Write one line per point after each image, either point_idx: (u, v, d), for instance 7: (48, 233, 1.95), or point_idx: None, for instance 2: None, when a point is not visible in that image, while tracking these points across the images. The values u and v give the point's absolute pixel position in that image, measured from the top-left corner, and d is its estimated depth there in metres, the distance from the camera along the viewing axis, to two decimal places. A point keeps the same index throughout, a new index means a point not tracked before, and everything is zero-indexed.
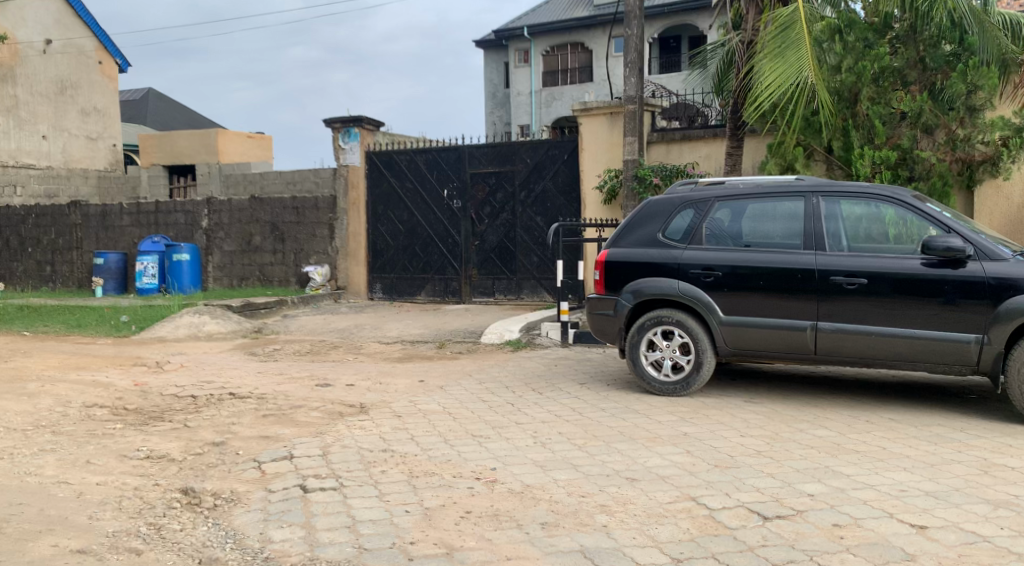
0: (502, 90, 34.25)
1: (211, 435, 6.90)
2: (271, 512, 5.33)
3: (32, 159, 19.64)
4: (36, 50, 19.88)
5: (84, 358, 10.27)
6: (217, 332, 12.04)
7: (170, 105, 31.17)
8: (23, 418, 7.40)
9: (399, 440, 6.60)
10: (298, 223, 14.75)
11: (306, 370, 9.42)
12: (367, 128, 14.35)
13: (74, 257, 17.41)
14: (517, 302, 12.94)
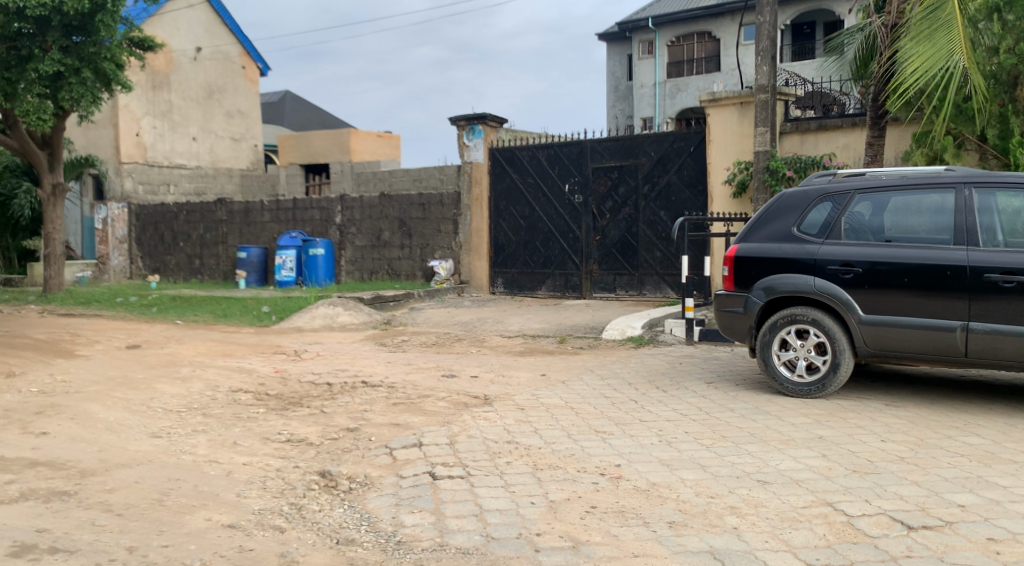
0: (625, 83, 33.99)
1: (345, 421, 7.17)
2: (402, 497, 5.50)
3: (184, 159, 20.93)
4: (187, 57, 21.03)
5: (229, 345, 10.89)
6: (349, 323, 12.47)
7: (306, 106, 32.56)
8: (177, 400, 7.90)
9: (523, 433, 6.67)
10: (424, 219, 15.16)
11: (432, 361, 9.65)
12: (491, 125, 14.44)
13: (220, 251, 18.41)
14: (638, 298, 12.77)
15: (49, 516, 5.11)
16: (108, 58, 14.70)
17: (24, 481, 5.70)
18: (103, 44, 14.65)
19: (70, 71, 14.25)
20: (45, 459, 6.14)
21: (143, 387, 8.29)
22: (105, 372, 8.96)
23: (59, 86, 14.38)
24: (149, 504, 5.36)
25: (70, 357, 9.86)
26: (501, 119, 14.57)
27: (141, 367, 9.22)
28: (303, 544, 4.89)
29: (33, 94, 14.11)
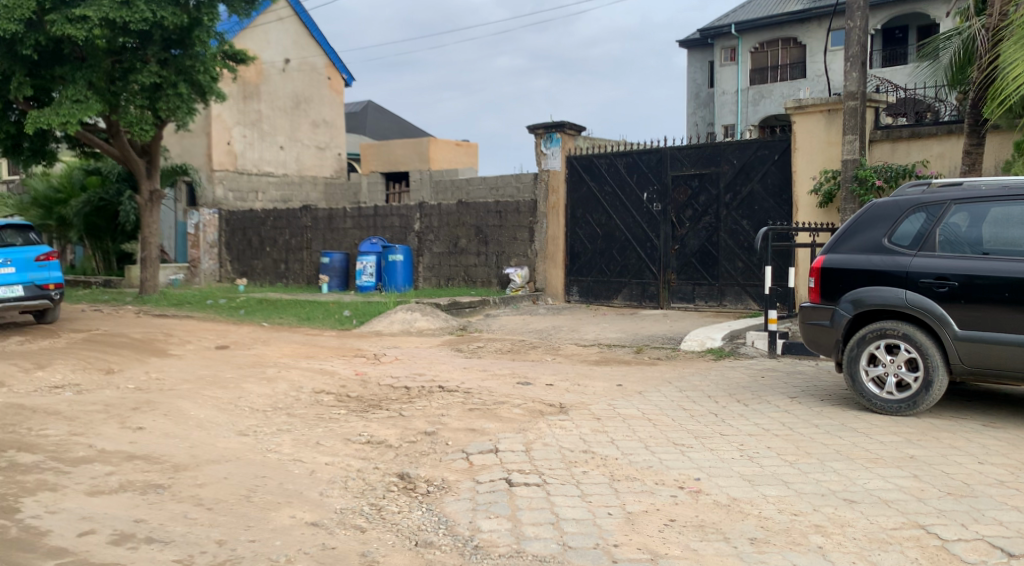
0: (706, 89, 33.59)
1: (423, 424, 7.25)
2: (479, 502, 5.53)
3: (271, 167, 21.56)
4: (277, 69, 21.66)
5: (312, 347, 11.14)
6: (427, 328, 12.60)
7: (386, 115, 33.16)
8: (263, 400, 8.12)
9: (600, 442, 6.63)
10: (501, 227, 15.27)
11: (507, 368, 9.68)
12: (568, 133, 14.44)
13: (305, 257, 18.85)
14: (719, 309, 12.57)
15: (145, 507, 5.34)
16: (202, 70, 15.17)
17: (122, 473, 5.96)
18: (199, 57, 15.11)
19: (168, 84, 14.85)
20: (141, 453, 6.40)
21: (231, 386, 8.55)
22: (196, 371, 9.28)
23: (157, 98, 15.02)
24: (237, 499, 5.54)
25: (163, 355, 10.25)
26: (580, 127, 14.55)
27: (229, 367, 9.52)
28: (383, 545, 4.96)
29: (134, 106, 14.89)
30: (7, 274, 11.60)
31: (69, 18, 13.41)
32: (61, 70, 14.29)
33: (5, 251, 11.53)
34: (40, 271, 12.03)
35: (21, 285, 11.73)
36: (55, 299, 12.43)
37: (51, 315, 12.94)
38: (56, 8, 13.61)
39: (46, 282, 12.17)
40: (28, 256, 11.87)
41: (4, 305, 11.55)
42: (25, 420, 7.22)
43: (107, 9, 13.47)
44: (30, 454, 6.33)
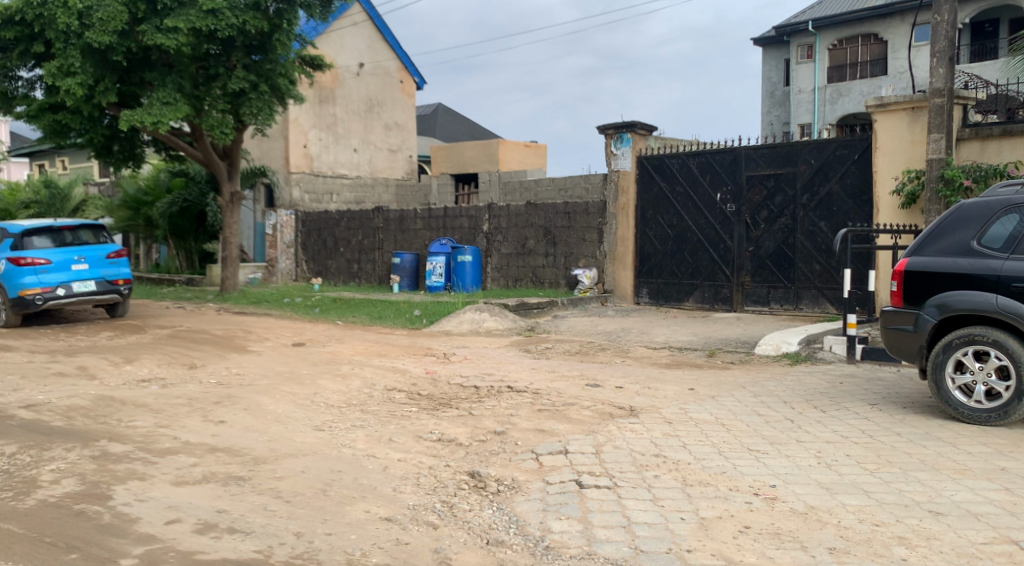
0: (782, 88, 32.95)
1: (493, 424, 7.27)
2: (550, 503, 5.52)
3: (345, 169, 21.94)
4: (351, 73, 22.06)
5: (383, 346, 11.29)
6: (495, 328, 12.64)
7: (457, 117, 33.42)
8: (337, 396, 8.26)
9: (672, 446, 6.54)
10: (569, 228, 15.22)
11: (576, 369, 9.64)
12: (640, 133, 14.28)
13: (376, 257, 19.09)
14: (795, 312, 12.29)
15: (227, 499, 5.53)
16: (283, 74, 15.61)
17: (205, 465, 6.17)
18: (279, 62, 15.58)
19: (250, 87, 15.26)
20: (223, 446, 6.59)
21: (307, 382, 8.74)
22: (273, 367, 9.50)
23: (239, 102, 15.45)
24: (313, 493, 5.68)
25: (242, 352, 10.52)
26: (651, 127, 14.37)
27: (305, 364, 9.71)
28: (455, 542, 5.01)
29: (217, 110, 15.19)
30: (80, 270, 12.64)
31: (159, 27, 13.92)
32: (150, 76, 14.73)
33: (76, 248, 12.60)
34: (111, 268, 13.00)
35: (92, 280, 12.71)
36: (126, 295, 13.37)
37: (122, 309, 13.75)
38: (147, 18, 14.15)
39: (117, 278, 13.12)
40: (100, 253, 12.89)
41: (77, 299, 12.57)
42: (115, 411, 7.51)
43: (194, 19, 13.98)
44: (120, 443, 6.59)
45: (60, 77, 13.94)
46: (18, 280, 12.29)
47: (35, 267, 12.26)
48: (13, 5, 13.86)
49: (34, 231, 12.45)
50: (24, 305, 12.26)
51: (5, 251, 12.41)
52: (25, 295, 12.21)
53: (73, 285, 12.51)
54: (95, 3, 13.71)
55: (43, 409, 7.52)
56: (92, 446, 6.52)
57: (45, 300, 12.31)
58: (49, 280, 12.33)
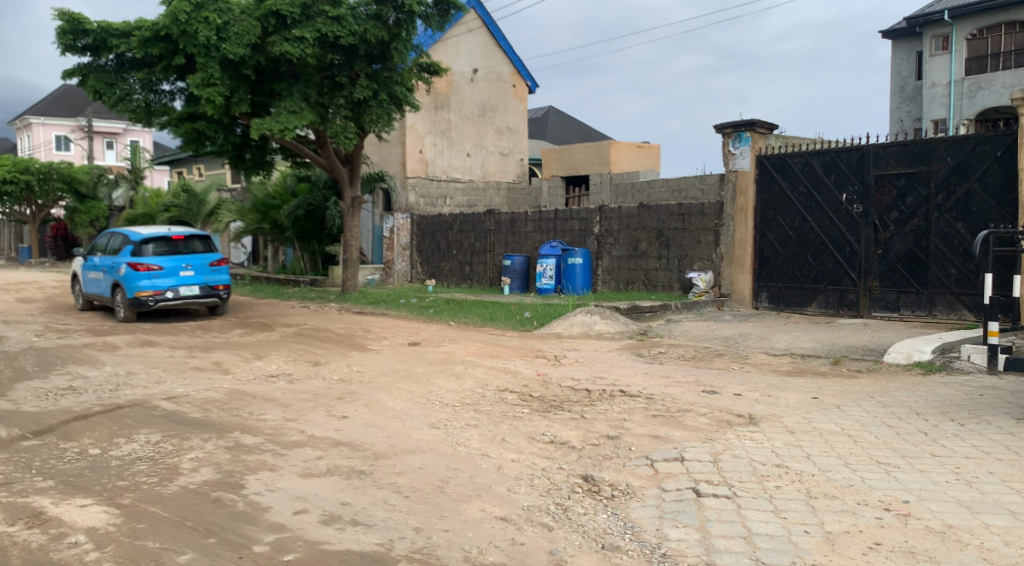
0: (913, 82, 31.48)
1: (606, 428, 7.17)
2: (666, 510, 5.44)
3: (459, 173, 22.25)
4: (465, 79, 22.36)
5: (495, 347, 11.35)
6: (606, 331, 12.54)
7: (569, 120, 33.43)
8: (452, 395, 8.35)
9: (795, 457, 6.29)
10: (684, 230, 14.90)
11: (692, 375, 9.41)
12: (759, 132, 13.84)
13: (488, 259, 19.20)
14: (927, 319, 11.68)
15: (350, 491, 5.70)
16: (399, 82, 15.80)
17: (329, 458, 6.35)
18: (397, 69, 15.82)
19: (371, 95, 15.67)
20: (346, 440, 6.76)
21: (423, 381, 8.88)
22: (391, 365, 9.70)
23: (361, 110, 15.89)
24: (431, 489, 5.78)
25: (362, 350, 10.78)
26: (771, 125, 13.91)
27: (421, 363, 9.88)
28: (570, 545, 5.02)
29: (340, 117, 15.69)
30: (187, 276, 13.54)
31: (287, 38, 14.52)
32: (280, 86, 15.36)
33: (185, 256, 13.46)
34: (214, 274, 13.82)
35: (196, 285, 13.57)
36: (226, 298, 14.18)
37: (222, 307, 14.52)
38: (277, 30, 14.79)
39: (218, 283, 13.92)
40: (205, 261, 13.75)
41: (182, 301, 13.47)
42: (246, 404, 7.83)
43: (319, 28, 14.60)
44: (252, 435, 6.85)
45: (201, 88, 14.52)
46: (134, 283, 13.28)
47: (149, 273, 13.23)
48: (159, 19, 14.52)
49: (149, 240, 13.38)
50: (138, 306, 13.25)
51: (125, 256, 13.41)
52: (139, 296, 13.17)
53: (180, 289, 13.41)
54: (231, 17, 14.45)
55: (182, 401, 7.92)
56: (226, 437, 6.81)
57: (156, 303, 13.25)
58: (160, 284, 13.26)
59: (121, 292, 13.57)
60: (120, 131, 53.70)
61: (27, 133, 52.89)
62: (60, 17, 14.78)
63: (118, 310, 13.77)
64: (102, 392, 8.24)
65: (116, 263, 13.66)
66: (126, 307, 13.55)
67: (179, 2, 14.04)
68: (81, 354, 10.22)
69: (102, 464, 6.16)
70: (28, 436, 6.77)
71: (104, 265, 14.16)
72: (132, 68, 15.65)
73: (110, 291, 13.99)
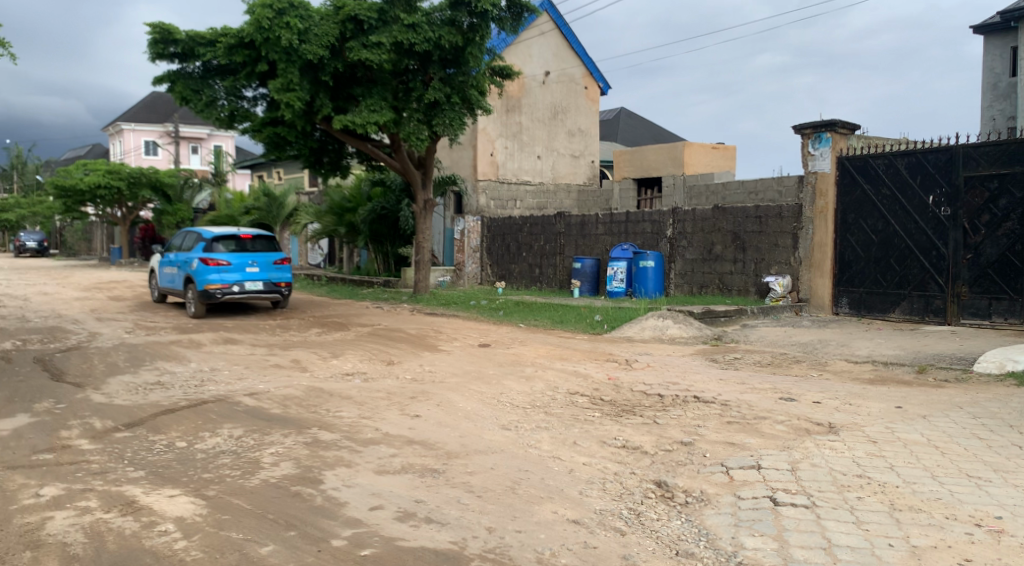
0: (1006, 79, 30.26)
1: (679, 434, 7.07)
2: (742, 518, 5.35)
3: (529, 176, 22.30)
4: (537, 82, 22.41)
5: (566, 350, 11.31)
6: (679, 336, 12.38)
7: (641, 121, 33.15)
8: (523, 398, 8.35)
9: (877, 467, 6.10)
10: (761, 233, 14.60)
11: (768, 382, 9.19)
12: (839, 132, 13.49)
13: (558, 261, 19.15)
14: (1021, 327, 11.21)
15: (423, 489, 5.75)
16: (474, 85, 15.96)
17: (403, 455, 6.42)
18: (471, 74, 15.96)
19: (444, 99, 15.81)
20: (419, 439, 6.82)
21: (493, 383, 8.91)
22: (462, 367, 9.75)
23: (434, 113, 16.00)
24: (503, 490, 5.79)
25: (434, 350, 10.87)
26: (853, 125, 13.54)
27: (491, 364, 9.91)
28: (643, 551, 5.00)
29: (413, 120, 15.81)
30: (252, 272, 14.25)
31: (364, 44, 14.83)
32: (359, 91, 15.65)
33: (252, 254, 14.19)
34: (277, 272, 14.53)
35: (260, 281, 14.28)
36: (287, 295, 14.89)
37: (283, 302, 15.31)
38: (355, 36, 15.09)
39: (281, 281, 14.64)
40: (269, 259, 14.47)
41: (247, 296, 14.16)
42: (324, 402, 7.98)
43: (395, 34, 14.82)
44: (329, 432, 6.97)
45: (281, 93, 14.89)
46: (204, 277, 13.99)
47: (218, 267, 13.93)
48: (243, 28, 14.94)
49: (220, 237, 14.14)
50: (206, 298, 13.91)
51: (197, 251, 14.16)
52: (208, 289, 13.86)
53: (245, 284, 14.10)
54: (311, 22, 14.76)
55: (262, 397, 8.12)
56: (304, 433, 6.94)
57: (223, 295, 13.91)
58: (228, 278, 13.95)
59: (192, 286, 14.26)
60: (204, 136, 55.41)
61: (118, 139, 55.04)
62: (152, 27, 15.32)
63: (189, 304, 14.47)
64: (187, 387, 8.50)
65: (189, 258, 14.43)
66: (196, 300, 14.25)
67: (262, 10, 14.37)
68: (168, 351, 10.57)
69: (188, 456, 6.35)
70: (120, 428, 7.03)
71: (179, 262, 14.97)
72: (217, 76, 16.15)
73: (182, 286, 14.73)
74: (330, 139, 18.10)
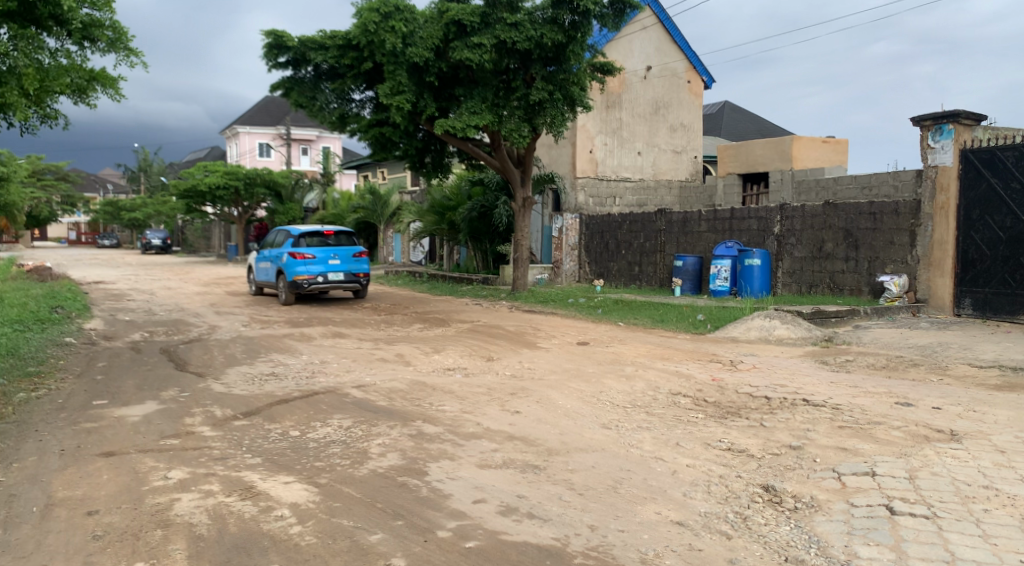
0: None
1: (788, 438, 6.87)
2: (856, 526, 5.17)
3: (630, 172, 22.10)
4: (639, 77, 22.15)
5: (668, 349, 11.14)
6: (787, 337, 12.01)
7: (746, 115, 32.34)
8: (623, 397, 8.28)
9: (1004, 479, 5.77)
10: (875, 230, 14.07)
11: (883, 386, 8.83)
12: (964, 124, 12.83)
13: (658, 259, 18.89)
14: None
15: (525, 485, 5.78)
16: (576, 82, 15.94)
17: (504, 451, 6.46)
18: (572, 71, 15.88)
19: (546, 98, 15.78)
20: (520, 435, 6.86)
21: (593, 381, 8.87)
22: (562, 364, 9.74)
23: (535, 112, 16.04)
24: (605, 488, 5.76)
25: (533, 348, 10.90)
26: (978, 116, 12.87)
27: (592, 363, 9.87)
28: (751, 555, 4.90)
29: (514, 118, 15.84)
30: (335, 264, 15.64)
31: (467, 44, 14.99)
32: (460, 92, 15.81)
33: (334, 247, 15.57)
34: (357, 264, 15.89)
35: (341, 272, 15.67)
36: (366, 285, 16.23)
37: (363, 291, 16.66)
38: (458, 36, 15.26)
39: (359, 272, 16.00)
40: (350, 252, 15.84)
41: (330, 285, 15.57)
42: (427, 396, 8.11)
43: (498, 34, 14.95)
44: (433, 425, 7.08)
45: (390, 96, 15.19)
46: (293, 269, 15.50)
47: (304, 259, 15.40)
48: (352, 32, 15.34)
49: (307, 233, 15.58)
50: (295, 287, 15.40)
51: (286, 247, 15.67)
52: (296, 279, 15.35)
53: (328, 275, 15.52)
54: (416, 25, 15.08)
55: (369, 389, 8.32)
56: (409, 425, 7.08)
57: (309, 285, 15.36)
58: (313, 269, 15.41)
59: (282, 277, 15.82)
60: (313, 138, 57.19)
61: (234, 141, 57.46)
62: (267, 36, 15.84)
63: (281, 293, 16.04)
64: (299, 379, 8.80)
65: (280, 254, 15.97)
66: (286, 290, 15.80)
67: (369, 14, 14.71)
68: (281, 343, 10.96)
69: (301, 445, 6.56)
70: (238, 417, 7.33)
71: (271, 256, 16.58)
72: (327, 80, 16.59)
73: (274, 277, 16.31)
74: (433, 139, 18.36)
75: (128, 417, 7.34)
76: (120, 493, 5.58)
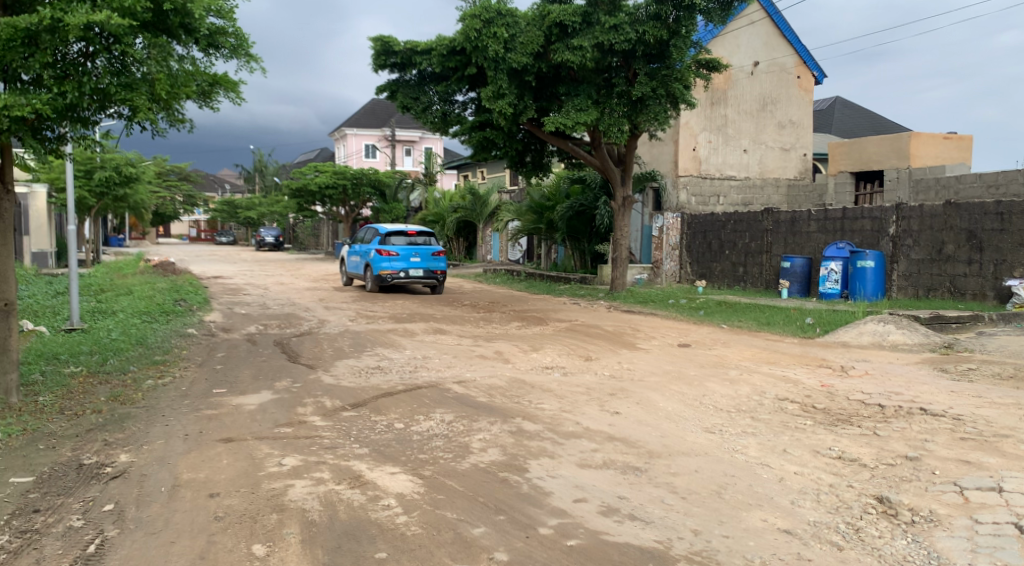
0: None
1: (904, 448, 6.57)
2: (980, 545, 4.91)
3: (734, 170, 21.64)
4: (745, 73, 21.66)
5: (775, 353, 10.84)
6: (902, 343, 11.51)
7: (858, 112, 31.15)
8: (727, 401, 8.10)
9: None
10: (1002, 231, 13.36)
11: (1010, 397, 8.33)
12: None
13: (764, 260, 18.36)
14: None
15: (626, 486, 5.72)
16: (678, 79, 15.43)
17: (605, 451, 6.41)
18: (676, 67, 15.48)
19: (650, 94, 15.50)
20: (620, 436, 6.80)
21: (696, 384, 8.71)
22: (663, 366, 9.60)
23: (638, 109, 15.75)
24: (709, 493, 5.64)
25: (633, 348, 10.80)
26: None
27: (694, 365, 9.70)
28: None
29: (616, 113, 15.65)
30: (415, 261, 16.32)
31: (569, 47, 15.00)
32: (563, 90, 15.93)
33: (416, 246, 16.26)
34: (436, 262, 16.48)
35: (421, 269, 16.31)
36: (444, 283, 16.78)
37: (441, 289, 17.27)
38: (560, 38, 15.28)
39: (438, 270, 16.58)
40: (430, 251, 16.46)
41: (410, 281, 16.28)
42: (528, 393, 8.12)
43: (598, 36, 14.85)
44: (532, 423, 7.10)
45: (493, 100, 15.38)
46: (378, 265, 16.34)
47: (388, 256, 16.23)
48: (456, 36, 15.51)
49: (393, 232, 16.38)
50: (379, 281, 16.23)
51: (374, 244, 16.55)
52: (380, 274, 16.20)
53: (409, 271, 16.23)
54: (518, 29, 15.19)
55: (471, 385, 8.40)
56: (510, 422, 7.11)
57: (392, 280, 16.16)
58: (396, 265, 16.21)
59: (370, 272, 16.72)
60: (417, 139, 58.34)
61: (342, 143, 59.19)
62: (374, 42, 16.23)
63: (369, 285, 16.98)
64: (403, 372, 8.98)
65: (369, 249, 16.88)
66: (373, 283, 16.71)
67: (472, 20, 14.93)
68: (386, 338, 11.20)
69: (405, 437, 6.69)
70: (346, 408, 7.53)
71: (361, 251, 17.55)
72: (432, 82, 16.88)
73: (363, 271, 17.26)
74: (534, 138, 18.47)
75: (244, 405, 7.64)
76: (238, 477, 5.81)
